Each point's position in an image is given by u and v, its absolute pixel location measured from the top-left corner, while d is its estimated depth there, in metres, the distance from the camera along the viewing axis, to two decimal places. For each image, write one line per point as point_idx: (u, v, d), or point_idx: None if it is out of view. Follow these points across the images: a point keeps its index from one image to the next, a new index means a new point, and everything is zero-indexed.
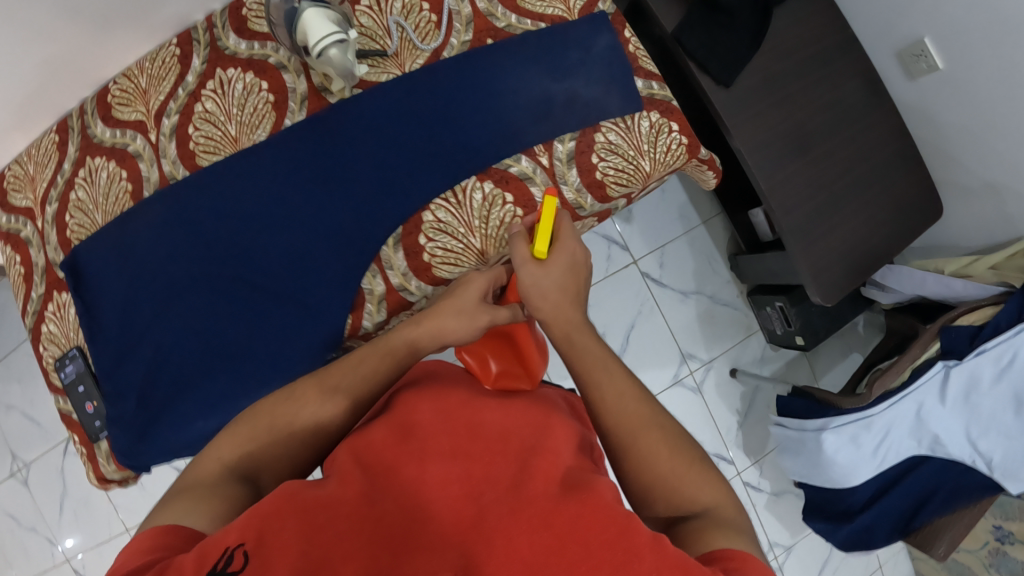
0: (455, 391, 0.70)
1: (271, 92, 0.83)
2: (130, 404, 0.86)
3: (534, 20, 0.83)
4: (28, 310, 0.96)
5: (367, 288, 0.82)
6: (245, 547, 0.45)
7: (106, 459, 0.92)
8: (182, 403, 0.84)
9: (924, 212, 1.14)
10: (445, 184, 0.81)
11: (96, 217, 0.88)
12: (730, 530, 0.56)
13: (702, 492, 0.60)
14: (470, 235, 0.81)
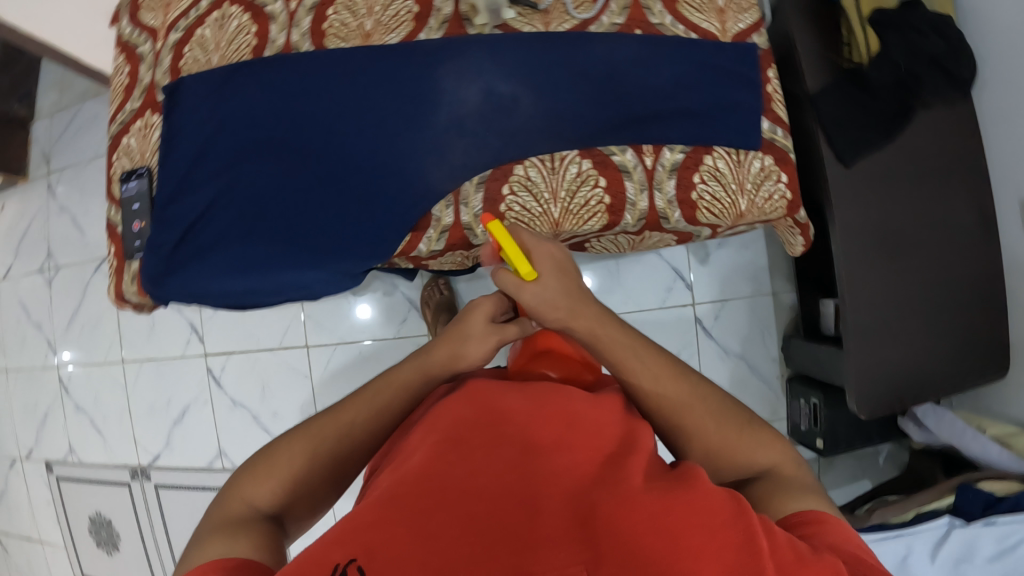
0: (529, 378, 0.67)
1: (417, 4, 0.83)
2: (173, 235, 0.88)
3: (687, 28, 0.81)
4: (117, 119, 0.99)
5: (437, 215, 0.84)
6: (358, 562, 0.45)
7: (131, 279, 0.95)
8: (217, 253, 0.87)
9: (989, 368, 1.09)
10: (546, 148, 0.81)
11: (212, 58, 0.90)
12: (795, 497, 0.60)
13: (758, 458, 0.65)
14: (551, 202, 0.81)
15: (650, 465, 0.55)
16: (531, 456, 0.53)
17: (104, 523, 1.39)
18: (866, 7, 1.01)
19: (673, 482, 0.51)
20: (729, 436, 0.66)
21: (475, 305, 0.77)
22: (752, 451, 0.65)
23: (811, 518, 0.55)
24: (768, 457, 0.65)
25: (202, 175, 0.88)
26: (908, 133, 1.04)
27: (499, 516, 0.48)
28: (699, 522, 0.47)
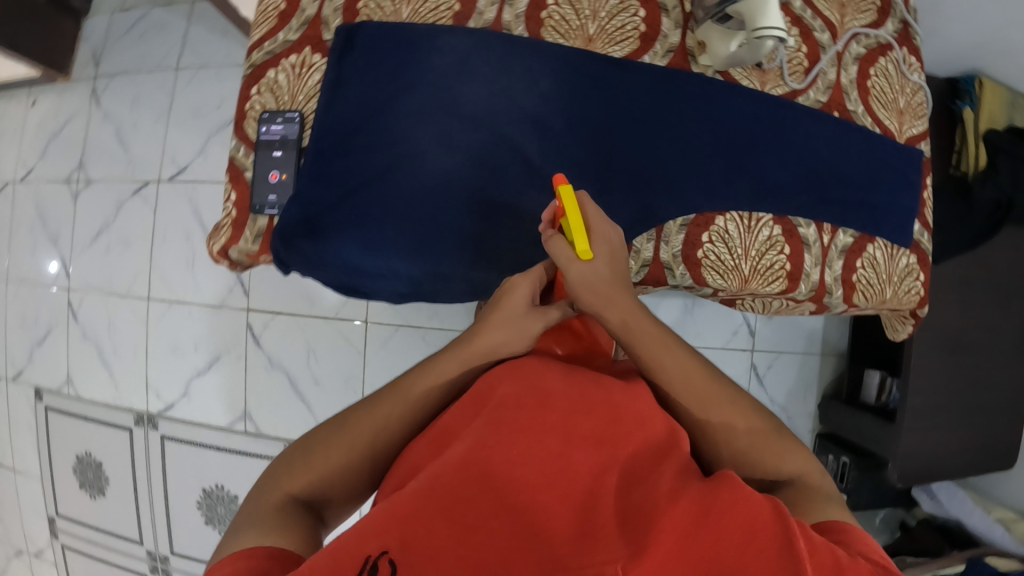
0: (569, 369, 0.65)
1: (644, 23, 0.82)
2: (330, 195, 0.78)
3: (873, 121, 0.89)
4: (261, 49, 0.83)
5: (636, 247, 0.82)
6: (390, 556, 0.42)
7: (254, 236, 0.82)
8: (378, 225, 0.78)
9: (1001, 459, 1.21)
10: (743, 204, 0.81)
11: (402, 11, 0.81)
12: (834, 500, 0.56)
13: (787, 460, 0.60)
14: (742, 259, 0.80)
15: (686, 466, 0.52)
16: (566, 445, 0.50)
17: (93, 464, 1.28)
18: (982, 123, 1.11)
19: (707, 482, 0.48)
20: (757, 437, 0.61)
21: (512, 285, 0.71)
22: (778, 462, 0.59)
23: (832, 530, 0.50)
24: (794, 465, 0.60)
25: (375, 139, 0.79)
26: (990, 246, 1.14)
27: (532, 511, 0.45)
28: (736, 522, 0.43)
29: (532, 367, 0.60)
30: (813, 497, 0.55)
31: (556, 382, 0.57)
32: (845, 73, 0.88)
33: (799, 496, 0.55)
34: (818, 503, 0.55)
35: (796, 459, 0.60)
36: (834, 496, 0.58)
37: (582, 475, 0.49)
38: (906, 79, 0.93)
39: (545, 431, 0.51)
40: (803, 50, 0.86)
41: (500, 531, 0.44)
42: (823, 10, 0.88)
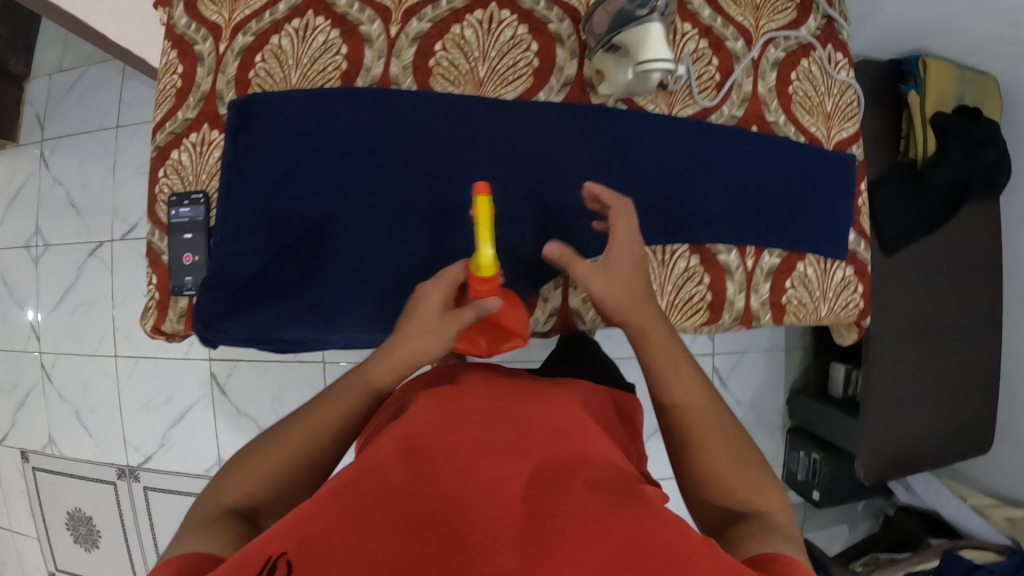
0: (500, 389, 0.63)
1: (538, 57, 0.80)
2: (242, 276, 0.79)
3: (797, 131, 0.86)
4: (165, 129, 0.86)
5: (545, 295, 0.82)
6: (288, 556, 0.38)
7: (178, 316, 0.85)
8: (296, 298, 0.80)
9: (980, 444, 1.17)
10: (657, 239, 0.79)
11: (290, 75, 0.80)
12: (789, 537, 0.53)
13: (754, 496, 0.58)
14: (660, 296, 0.79)
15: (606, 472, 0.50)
16: (486, 458, 0.49)
17: (84, 518, 1.32)
18: (929, 106, 1.07)
19: (629, 500, 0.45)
20: (732, 464, 0.60)
21: (424, 290, 0.67)
22: (747, 491, 0.58)
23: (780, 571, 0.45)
24: (764, 500, 0.58)
25: (283, 210, 0.79)
26: (949, 230, 1.11)
27: (441, 508, 0.44)
28: (649, 543, 0.40)
29: (469, 393, 0.60)
30: (771, 533, 0.53)
31: (486, 407, 0.57)
32: (763, 81, 0.84)
33: (759, 527, 0.54)
34: (772, 538, 0.52)
35: (768, 497, 0.58)
36: (795, 537, 0.54)
37: (495, 481, 0.46)
38: (833, 78, 0.89)
39: (475, 448, 0.50)
40: (713, 64, 0.82)
41: (397, 521, 0.42)
42: (734, 16, 0.84)
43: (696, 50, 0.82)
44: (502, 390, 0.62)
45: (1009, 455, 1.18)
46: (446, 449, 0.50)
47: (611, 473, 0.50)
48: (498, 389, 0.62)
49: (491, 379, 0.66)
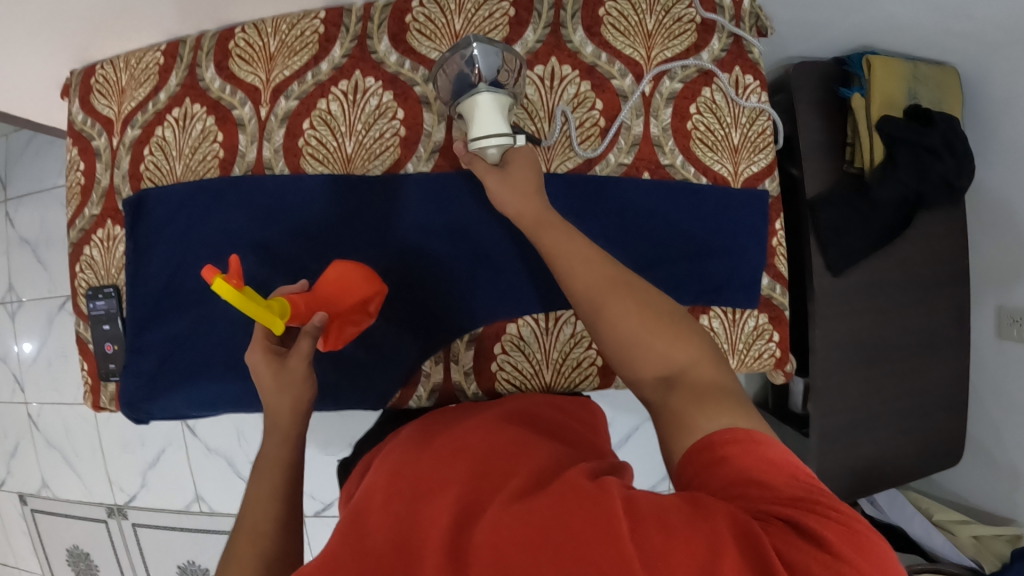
0: (438, 428, 0.64)
1: (403, 124, 0.82)
2: (149, 364, 0.83)
3: (698, 171, 0.85)
4: (74, 226, 0.88)
5: (426, 372, 0.84)
6: None
7: (110, 401, 0.87)
8: (198, 386, 0.81)
9: (949, 457, 1.11)
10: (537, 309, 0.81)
11: (176, 166, 0.84)
12: (718, 392, 0.50)
13: (676, 349, 0.54)
14: (543, 364, 0.82)
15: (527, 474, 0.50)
16: (421, 502, 0.49)
17: (83, 553, 1.42)
18: (875, 110, 0.99)
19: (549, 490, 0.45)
20: (644, 322, 0.55)
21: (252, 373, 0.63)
22: (668, 351, 0.54)
23: (722, 449, 0.44)
24: (685, 352, 0.53)
25: (180, 296, 0.83)
26: (901, 243, 1.04)
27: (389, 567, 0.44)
28: (576, 517, 0.40)
29: (400, 453, 0.60)
30: (703, 398, 0.49)
31: (416, 457, 0.57)
32: (656, 122, 0.84)
33: (685, 402, 0.50)
34: (705, 408, 0.48)
35: (687, 346, 0.54)
36: (725, 385, 0.51)
37: (435, 515, 0.47)
38: (740, 105, 0.85)
39: (410, 493, 0.51)
40: (597, 108, 0.84)
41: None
42: (624, 49, 0.83)
43: (576, 94, 0.84)
44: (432, 435, 0.62)
45: (982, 470, 1.13)
46: (384, 504, 0.51)
47: (545, 476, 0.50)
48: (429, 436, 0.62)
49: (428, 427, 0.66)
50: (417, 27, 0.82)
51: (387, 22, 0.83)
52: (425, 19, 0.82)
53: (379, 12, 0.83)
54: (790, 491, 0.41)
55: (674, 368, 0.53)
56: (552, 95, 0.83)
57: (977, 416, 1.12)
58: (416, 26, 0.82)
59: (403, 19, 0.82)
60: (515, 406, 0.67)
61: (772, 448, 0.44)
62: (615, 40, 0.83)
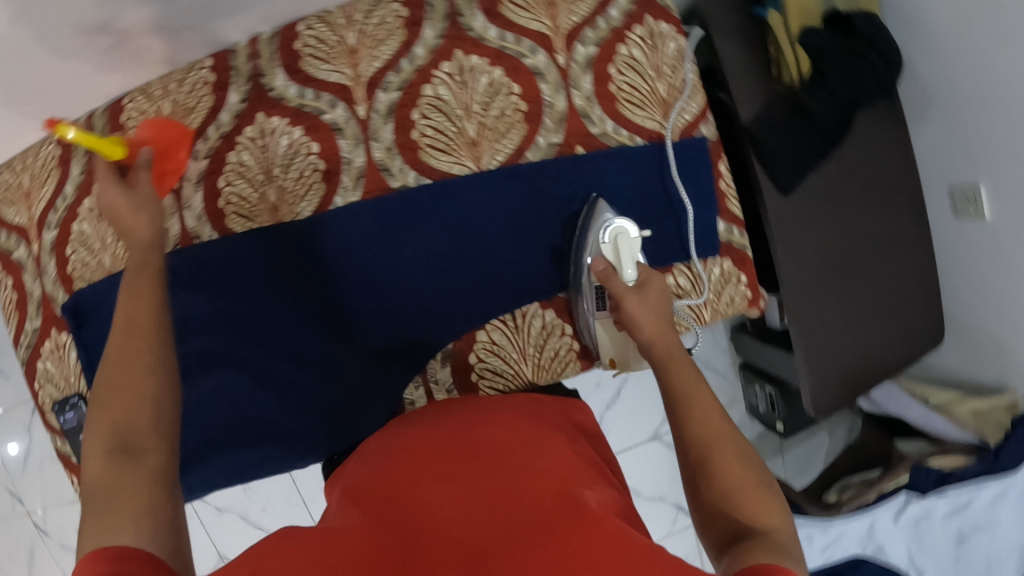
0: (450, 417, 0.70)
1: (321, 159, 0.78)
2: None
3: (631, 132, 0.85)
4: (19, 344, 0.81)
5: (409, 399, 0.82)
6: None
7: None
8: (188, 474, 0.78)
9: (931, 337, 1.14)
10: (504, 309, 0.82)
11: (103, 258, 0.78)
12: (779, 550, 0.49)
13: (764, 514, 0.54)
14: (521, 361, 0.82)
15: (538, 478, 0.57)
16: (427, 488, 0.57)
17: None
18: (794, 23, 0.99)
19: (568, 504, 0.52)
20: (742, 483, 0.56)
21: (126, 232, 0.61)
22: (749, 509, 0.54)
23: (770, 563, 0.44)
24: (769, 519, 0.53)
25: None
26: (844, 149, 1.06)
27: (394, 532, 0.52)
28: (593, 534, 0.48)
29: (415, 436, 0.67)
30: (773, 550, 0.49)
31: (431, 445, 0.64)
32: (578, 92, 0.82)
33: (755, 543, 0.50)
34: (772, 552, 0.48)
35: (772, 514, 0.54)
36: (799, 557, 0.50)
37: (439, 505, 0.54)
38: (659, 55, 0.85)
39: (421, 481, 0.58)
40: (516, 92, 0.80)
41: (360, 548, 0.49)
42: (530, 24, 0.81)
43: (490, 85, 0.80)
44: (441, 422, 0.69)
45: (966, 345, 1.16)
46: (395, 492, 0.58)
47: (552, 477, 0.57)
48: (443, 425, 0.68)
49: (441, 414, 0.72)
50: (309, 52, 0.78)
51: (277, 53, 0.79)
52: (316, 42, 0.78)
53: (267, 45, 0.79)
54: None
55: (752, 528, 0.53)
56: (467, 91, 0.80)
57: (950, 295, 1.15)
58: (309, 51, 0.78)
59: (292, 46, 0.79)
60: (526, 397, 0.75)
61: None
62: (518, 16, 0.80)
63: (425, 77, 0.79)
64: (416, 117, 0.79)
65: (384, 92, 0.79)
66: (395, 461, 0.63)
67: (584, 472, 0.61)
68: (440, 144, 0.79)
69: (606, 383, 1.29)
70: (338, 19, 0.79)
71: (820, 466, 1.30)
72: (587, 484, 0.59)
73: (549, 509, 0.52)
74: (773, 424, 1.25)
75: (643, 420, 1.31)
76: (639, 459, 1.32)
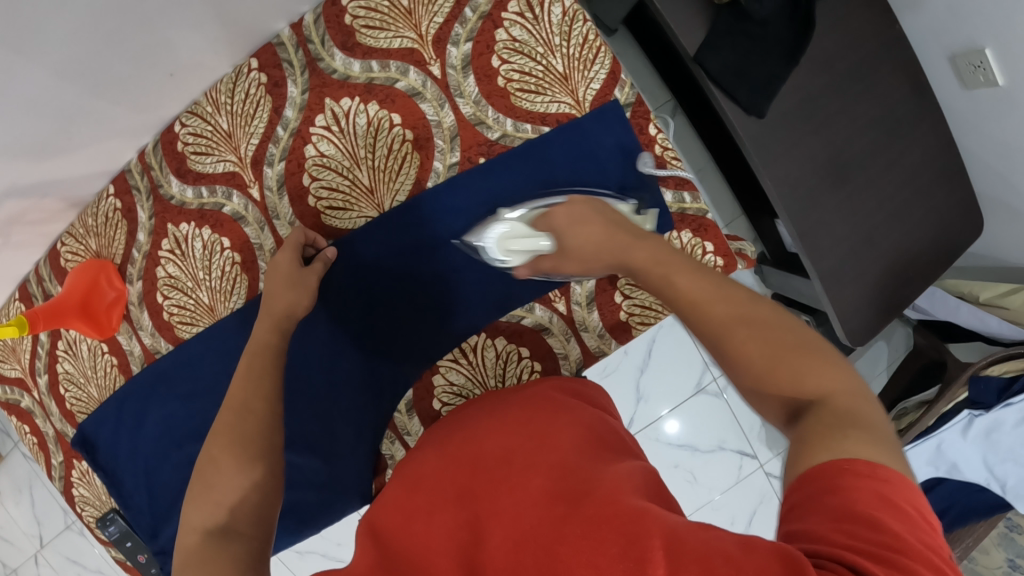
0: (464, 421, 0.68)
1: (235, 250, 0.79)
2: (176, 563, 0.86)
3: (535, 123, 0.76)
4: (54, 477, 0.91)
5: (388, 454, 0.84)
6: None
7: None
8: None
9: (969, 229, 1.02)
10: (450, 346, 0.81)
11: (91, 390, 0.85)
12: (846, 424, 0.41)
13: (814, 375, 0.45)
14: None
15: (547, 480, 0.53)
16: (436, 515, 0.56)
17: None
18: None
19: (574, 502, 0.49)
20: (774, 353, 0.47)
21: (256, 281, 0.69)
22: (800, 377, 0.45)
23: (842, 477, 0.38)
24: (820, 381, 0.44)
25: (166, 497, 0.84)
26: (813, 45, 0.92)
27: None
28: (600, 534, 0.44)
29: (432, 452, 0.66)
30: (844, 425, 0.41)
31: (440, 467, 0.61)
32: (464, 100, 0.76)
33: (816, 426, 0.42)
34: (844, 432, 0.40)
35: (826, 372, 0.45)
36: (868, 419, 0.42)
37: (449, 535, 0.54)
38: (542, 27, 0.74)
39: (432, 509, 0.57)
40: (397, 123, 0.76)
41: None
42: (391, 44, 0.75)
43: (370, 121, 0.76)
44: (455, 428, 0.68)
45: (1011, 223, 1.02)
46: (411, 527, 0.57)
47: (565, 474, 0.53)
48: (452, 441, 0.65)
49: (447, 428, 0.70)
50: (191, 150, 0.78)
51: (165, 159, 0.79)
52: (195, 137, 0.77)
53: (154, 156, 0.79)
54: (902, 534, 0.35)
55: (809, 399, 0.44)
56: (348, 139, 0.76)
57: (979, 171, 1.02)
58: (191, 149, 0.78)
59: (176, 149, 0.78)
60: (548, 378, 0.72)
61: (885, 484, 0.37)
62: (377, 41, 0.75)
63: (304, 138, 0.76)
64: (308, 182, 0.77)
65: (270, 167, 0.77)
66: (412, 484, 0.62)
67: (601, 451, 0.57)
68: (338, 202, 0.77)
69: (634, 349, 1.17)
70: (207, 108, 0.77)
71: (882, 379, 1.20)
72: (603, 461, 0.55)
73: (558, 520, 0.48)
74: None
75: (681, 376, 1.18)
76: (689, 421, 1.19)
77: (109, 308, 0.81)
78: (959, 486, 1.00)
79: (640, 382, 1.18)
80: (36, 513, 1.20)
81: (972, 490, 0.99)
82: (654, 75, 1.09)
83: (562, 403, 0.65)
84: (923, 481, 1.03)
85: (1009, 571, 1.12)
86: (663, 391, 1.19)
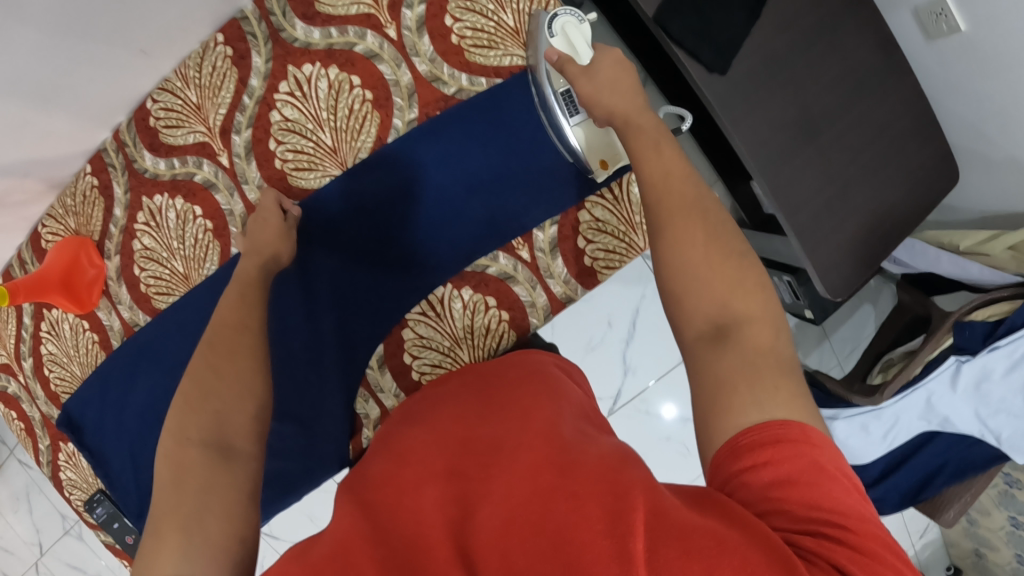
0: (451, 402, 0.62)
1: (207, 218, 0.82)
2: None
3: (488, 76, 0.80)
4: (42, 462, 0.91)
5: (363, 413, 0.84)
6: None
7: None
8: None
9: (943, 178, 1.02)
10: (420, 299, 0.82)
11: (74, 369, 0.87)
12: (759, 360, 0.41)
13: (745, 302, 0.45)
14: (456, 347, 0.82)
15: (542, 450, 0.47)
16: (423, 488, 0.49)
17: None
18: None
19: (568, 475, 0.44)
20: (719, 276, 0.46)
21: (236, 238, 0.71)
22: (730, 299, 0.45)
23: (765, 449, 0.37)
24: (747, 307, 0.44)
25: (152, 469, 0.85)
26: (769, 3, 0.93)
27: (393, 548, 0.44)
28: (590, 506, 0.40)
29: (416, 432, 0.59)
30: (756, 370, 0.41)
31: (430, 441, 0.55)
32: (420, 59, 0.79)
33: (738, 364, 0.41)
34: (753, 365, 0.41)
35: (754, 299, 0.45)
36: (781, 363, 0.42)
37: (436, 508, 0.46)
38: None
39: (417, 480, 0.50)
40: (357, 85, 0.79)
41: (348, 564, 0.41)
42: (349, 11, 0.78)
43: (331, 84, 0.79)
44: (442, 409, 0.62)
45: (984, 170, 1.03)
46: (392, 495, 0.50)
47: (556, 439, 0.48)
48: (436, 420, 0.60)
49: (432, 409, 0.64)
50: (163, 124, 0.81)
51: (138, 136, 0.82)
52: (166, 112, 0.81)
53: (127, 133, 0.82)
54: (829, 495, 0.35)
55: (729, 317, 0.44)
56: (311, 102, 0.79)
57: (948, 120, 1.02)
58: (162, 123, 0.81)
59: (148, 124, 0.81)
60: (543, 360, 0.67)
61: (823, 451, 0.37)
62: (336, 9, 0.78)
63: (269, 102, 0.79)
64: (275, 146, 0.80)
65: (237, 135, 0.80)
66: (393, 458, 0.56)
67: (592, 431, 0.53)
68: (304, 164, 0.80)
69: (618, 321, 1.17)
70: (176, 83, 0.80)
71: (870, 338, 1.21)
72: (595, 439, 0.50)
73: (549, 490, 0.43)
74: (803, 312, 1.14)
75: (667, 347, 1.18)
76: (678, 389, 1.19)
77: (90, 285, 0.84)
78: (954, 442, 0.96)
79: (626, 353, 1.17)
80: (34, 519, 1.20)
81: (967, 444, 0.95)
82: (619, 49, 1.13)
83: (555, 384, 0.61)
84: (917, 436, 0.99)
85: (1011, 529, 1.08)
86: (651, 362, 1.18)
